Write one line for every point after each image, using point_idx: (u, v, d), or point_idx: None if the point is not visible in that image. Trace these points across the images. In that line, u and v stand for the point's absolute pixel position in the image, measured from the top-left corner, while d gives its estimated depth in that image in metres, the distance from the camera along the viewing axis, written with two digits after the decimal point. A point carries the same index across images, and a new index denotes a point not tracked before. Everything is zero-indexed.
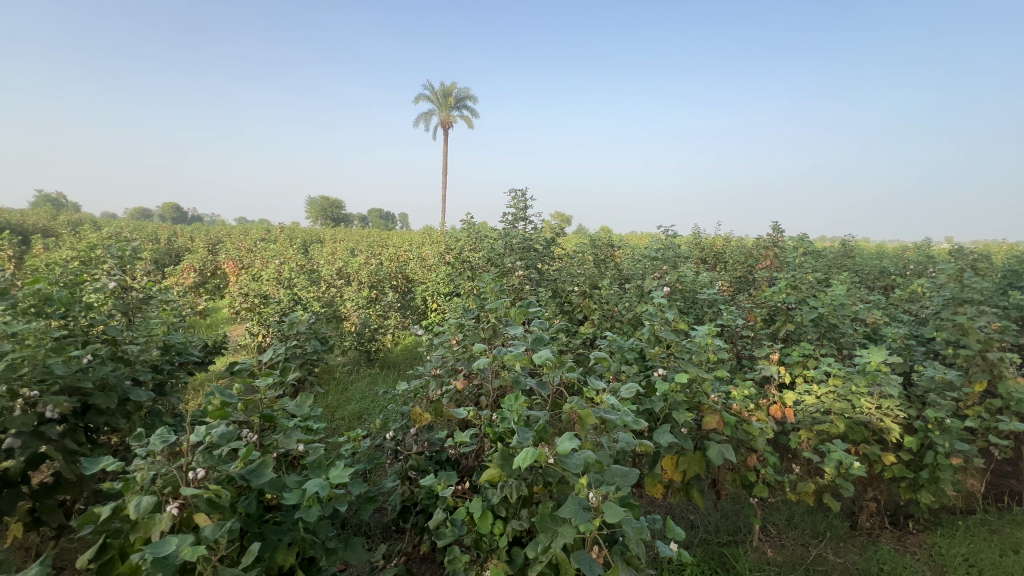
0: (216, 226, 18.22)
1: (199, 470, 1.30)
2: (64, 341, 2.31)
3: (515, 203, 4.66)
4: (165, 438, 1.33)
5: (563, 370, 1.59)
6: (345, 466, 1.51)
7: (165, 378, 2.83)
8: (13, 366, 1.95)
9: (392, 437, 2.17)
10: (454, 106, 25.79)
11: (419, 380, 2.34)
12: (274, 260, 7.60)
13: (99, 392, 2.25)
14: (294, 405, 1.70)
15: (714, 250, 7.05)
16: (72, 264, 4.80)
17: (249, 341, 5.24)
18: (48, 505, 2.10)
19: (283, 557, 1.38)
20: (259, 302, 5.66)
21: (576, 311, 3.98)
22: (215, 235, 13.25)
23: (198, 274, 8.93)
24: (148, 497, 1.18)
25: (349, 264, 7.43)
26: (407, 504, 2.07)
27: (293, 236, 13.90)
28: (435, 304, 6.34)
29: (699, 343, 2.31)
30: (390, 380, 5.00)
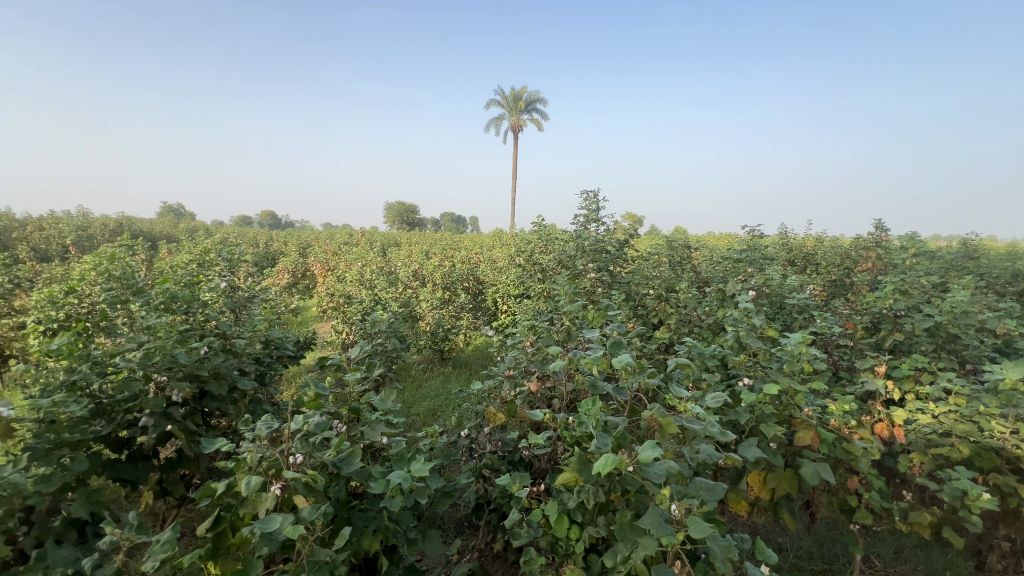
0: (306, 230, 19.85)
1: (299, 455, 1.41)
2: (187, 334, 2.63)
3: (587, 205, 4.60)
4: (270, 424, 1.46)
5: (642, 377, 1.53)
6: (425, 461, 1.57)
7: (266, 369, 3.12)
8: (149, 355, 2.27)
9: (467, 435, 2.23)
10: (524, 109, 26.09)
11: (492, 380, 2.37)
12: (358, 262, 8.14)
13: (212, 380, 2.53)
14: (378, 400, 1.80)
15: (804, 252, 6.49)
16: (191, 266, 5.46)
17: (334, 338, 5.63)
18: (173, 477, 2.38)
19: (369, 542, 1.45)
20: (343, 301, 6.08)
21: (650, 315, 3.86)
22: (305, 239, 14.45)
23: (291, 275, 9.79)
24: (256, 477, 1.30)
25: (424, 266, 7.73)
26: (481, 502, 2.11)
27: (372, 240, 14.76)
28: (505, 305, 6.45)
29: (791, 352, 2.13)
30: (463, 379, 5.14)
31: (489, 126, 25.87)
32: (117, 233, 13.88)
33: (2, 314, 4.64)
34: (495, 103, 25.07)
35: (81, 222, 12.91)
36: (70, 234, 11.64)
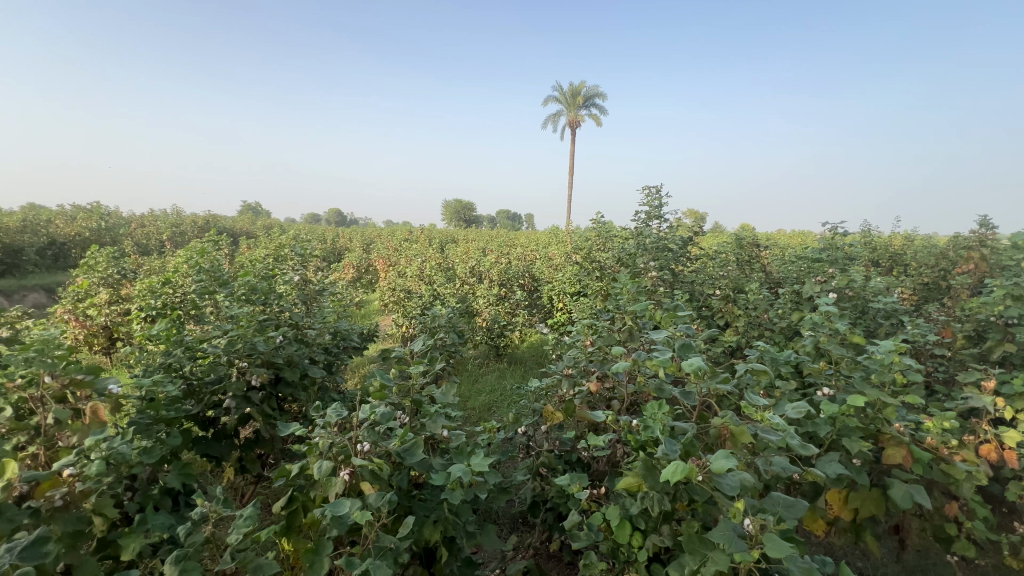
0: (369, 227, 20.77)
1: (366, 443, 1.46)
2: (265, 323, 2.82)
3: (649, 201, 4.45)
4: (340, 412, 1.53)
5: (713, 382, 1.45)
6: (484, 456, 1.58)
7: (334, 359, 3.29)
8: (233, 342, 2.45)
9: (524, 432, 2.23)
10: (583, 105, 25.73)
11: (551, 378, 2.35)
12: (418, 258, 8.40)
13: (287, 367, 2.69)
14: (440, 393, 1.83)
15: (892, 251, 5.92)
16: (267, 260, 5.87)
17: (395, 331, 5.85)
18: (251, 456, 2.57)
19: (429, 533, 1.48)
20: (403, 296, 6.29)
21: (716, 316, 3.67)
22: (368, 235, 15.11)
23: (355, 270, 10.29)
24: (327, 462, 1.36)
25: (481, 263, 7.84)
26: (537, 500, 2.10)
27: (431, 236, 15.17)
28: (561, 303, 6.40)
29: (881, 361, 1.94)
30: (518, 375, 5.16)
31: (547, 122, 25.82)
32: (206, 229, 15.24)
33: (113, 301, 5.23)
34: (553, 99, 24.91)
35: (176, 220, 14.29)
36: (167, 231, 12.93)
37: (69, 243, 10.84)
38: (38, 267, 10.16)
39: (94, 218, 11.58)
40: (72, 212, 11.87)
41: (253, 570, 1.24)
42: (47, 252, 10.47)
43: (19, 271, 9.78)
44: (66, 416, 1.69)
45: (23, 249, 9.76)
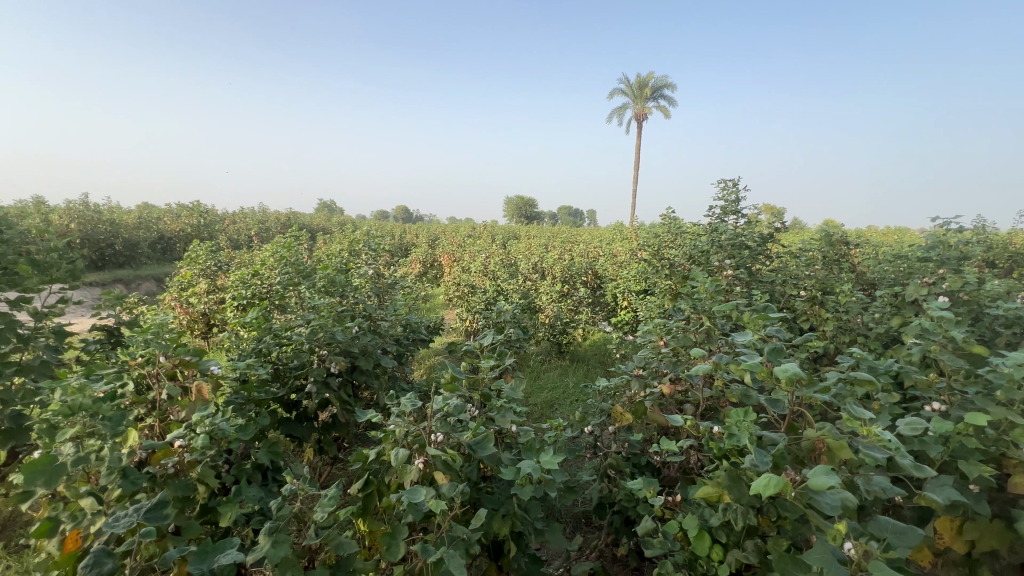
0: (434, 224, 21.44)
1: (439, 434, 1.49)
2: (343, 314, 2.98)
3: (725, 195, 4.20)
4: (414, 402, 1.57)
5: (807, 391, 1.34)
6: (554, 454, 1.56)
7: (404, 350, 3.41)
8: (315, 331, 2.61)
9: (591, 431, 2.19)
10: (650, 97, 24.85)
11: (620, 378, 2.28)
12: (482, 254, 8.54)
13: (362, 357, 2.82)
14: (509, 389, 1.84)
15: (1015, 250, 5.18)
16: (343, 254, 6.21)
17: (460, 325, 5.98)
18: (328, 438, 2.73)
19: (498, 526, 1.49)
20: (468, 291, 6.42)
21: (799, 319, 3.40)
22: (434, 232, 15.56)
23: (422, 265, 10.65)
24: (403, 450, 1.40)
25: (544, 259, 7.81)
26: (604, 502, 2.05)
27: (493, 233, 15.36)
28: (626, 301, 6.24)
29: (1008, 376, 1.70)
30: (581, 374, 5.09)
31: (612, 116, 25.22)
32: (289, 225, 16.44)
33: (210, 291, 5.77)
34: (619, 92, 24.26)
35: (263, 217, 15.52)
36: (255, 227, 14.08)
37: (175, 238, 12.11)
38: (150, 259, 11.45)
39: (195, 215, 12.85)
40: (177, 211, 13.26)
41: (336, 547, 1.31)
42: (157, 246, 11.77)
43: (135, 263, 11.07)
44: (177, 393, 1.88)
45: (138, 244, 11.05)
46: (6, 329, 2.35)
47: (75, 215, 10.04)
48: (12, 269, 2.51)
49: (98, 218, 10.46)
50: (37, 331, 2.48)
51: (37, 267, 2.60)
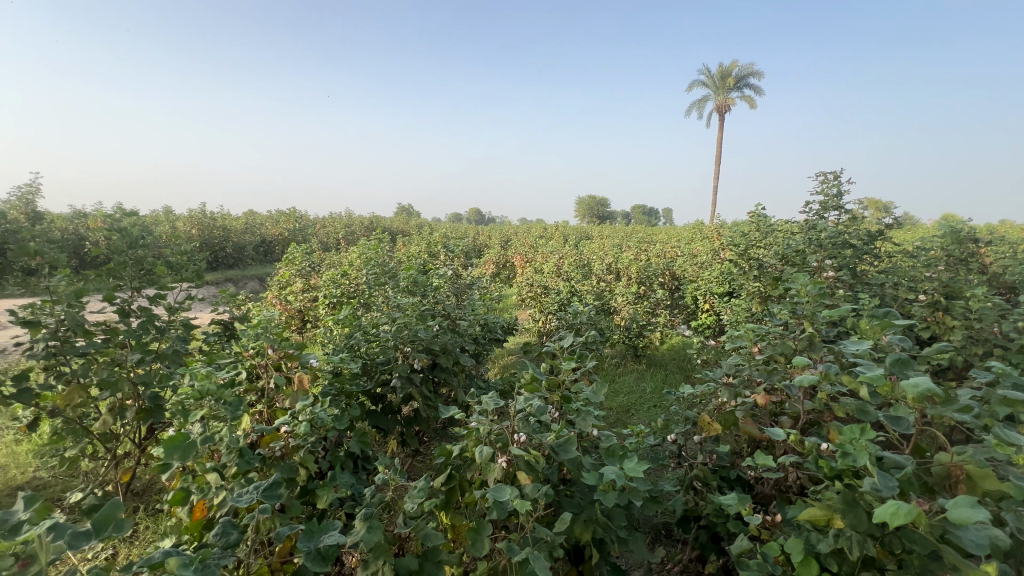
0: (505, 225, 21.75)
1: (522, 434, 1.50)
2: (425, 313, 3.11)
3: (825, 188, 3.84)
4: (497, 401, 1.60)
5: (941, 410, 1.17)
6: (639, 461, 1.51)
7: (482, 349, 3.50)
8: (401, 328, 2.74)
9: (674, 440, 2.09)
10: (734, 87, 23.40)
11: (707, 386, 2.16)
12: (555, 255, 8.52)
13: (442, 354, 2.93)
14: (591, 392, 1.80)
15: None
16: (422, 256, 6.49)
17: (533, 326, 6.00)
18: (411, 431, 2.86)
19: (581, 531, 1.46)
20: (541, 291, 6.43)
21: (917, 327, 3.02)
22: (506, 233, 15.77)
23: (495, 266, 10.84)
24: (488, 448, 1.42)
25: (619, 260, 7.62)
26: (689, 515, 1.94)
27: (565, 233, 15.28)
28: (708, 304, 5.93)
29: None
30: (658, 379, 4.90)
31: (691, 109, 24.07)
32: (372, 229, 17.48)
33: (305, 289, 6.28)
34: (700, 84, 23.05)
35: (349, 221, 16.65)
36: (343, 231, 15.14)
37: (275, 242, 13.36)
38: (254, 261, 12.74)
39: (292, 221, 14.10)
40: (277, 216, 14.60)
41: (424, 538, 1.36)
42: (260, 248, 13.05)
43: (242, 264, 12.37)
44: (282, 382, 2.04)
45: (245, 247, 12.33)
46: (146, 321, 2.73)
47: (196, 222, 11.44)
48: (152, 269, 2.92)
49: (213, 225, 11.82)
50: (171, 322, 2.85)
51: (171, 267, 2.98)
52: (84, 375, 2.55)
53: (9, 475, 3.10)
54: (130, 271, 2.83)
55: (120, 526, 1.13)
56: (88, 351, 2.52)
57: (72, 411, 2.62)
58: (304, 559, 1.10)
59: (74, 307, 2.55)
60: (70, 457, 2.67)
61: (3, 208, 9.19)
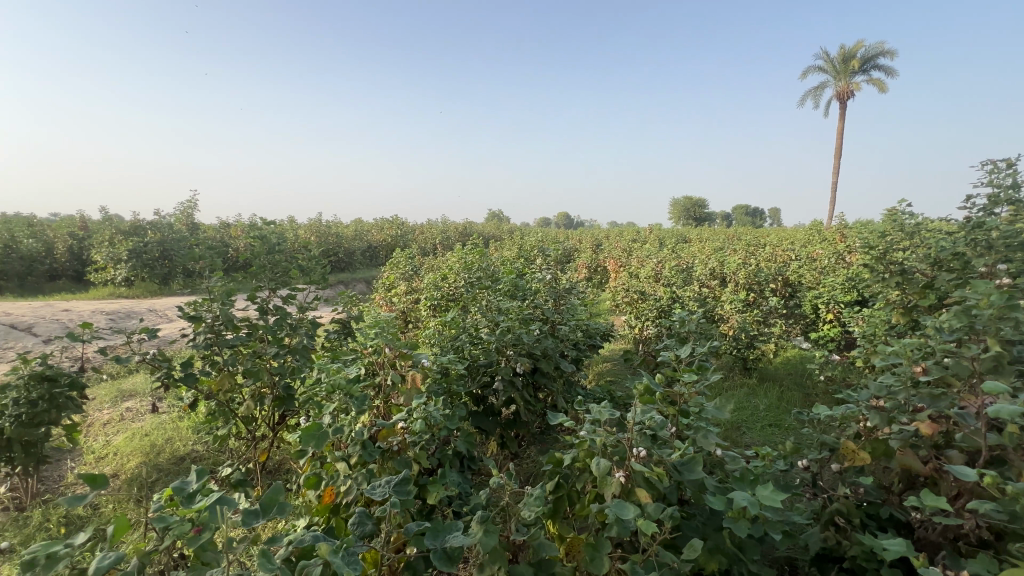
0: (595, 229, 21.40)
1: (642, 449, 1.42)
2: (527, 317, 3.11)
3: (994, 178, 3.22)
4: (611, 411, 1.52)
5: None
6: (775, 490, 1.35)
7: (582, 355, 3.42)
8: (506, 332, 2.77)
9: (806, 466, 1.86)
10: (859, 69, 20.78)
11: (849, 407, 1.88)
12: (652, 259, 8.15)
13: (543, 359, 2.91)
14: (714, 407, 1.65)
15: None
16: (517, 260, 6.58)
17: (629, 333, 5.79)
18: (510, 434, 2.87)
19: (705, 559, 1.35)
20: (638, 297, 6.18)
21: None
22: (598, 237, 15.50)
23: (587, 270, 10.68)
24: (605, 460, 1.36)
25: (723, 265, 7.09)
26: (826, 555, 1.71)
27: (660, 237, 14.61)
28: (833, 313, 5.28)
29: None
30: (771, 395, 4.46)
31: (806, 98, 21.80)
32: (466, 235, 18.17)
33: (409, 291, 6.67)
34: (815, 69, 20.81)
35: (444, 228, 17.45)
36: (439, 237, 15.92)
37: (380, 247, 14.43)
38: (362, 265, 13.85)
39: (395, 228, 15.13)
40: (381, 224, 15.77)
41: (538, 547, 1.33)
42: (367, 253, 14.17)
43: (352, 268, 13.53)
44: (398, 379, 2.14)
45: (354, 252, 13.48)
46: (281, 318, 3.05)
47: (315, 231, 12.75)
48: (286, 271, 3.26)
49: (328, 232, 13.09)
50: (301, 320, 3.17)
51: (302, 271, 3.31)
52: (233, 364, 2.93)
53: (175, 447, 3.66)
54: (269, 273, 3.19)
55: (281, 509, 1.22)
56: (236, 343, 2.88)
57: (223, 395, 3.01)
58: (432, 557, 1.13)
59: (226, 304, 2.93)
60: (221, 435, 3.07)
61: (171, 221, 10.99)
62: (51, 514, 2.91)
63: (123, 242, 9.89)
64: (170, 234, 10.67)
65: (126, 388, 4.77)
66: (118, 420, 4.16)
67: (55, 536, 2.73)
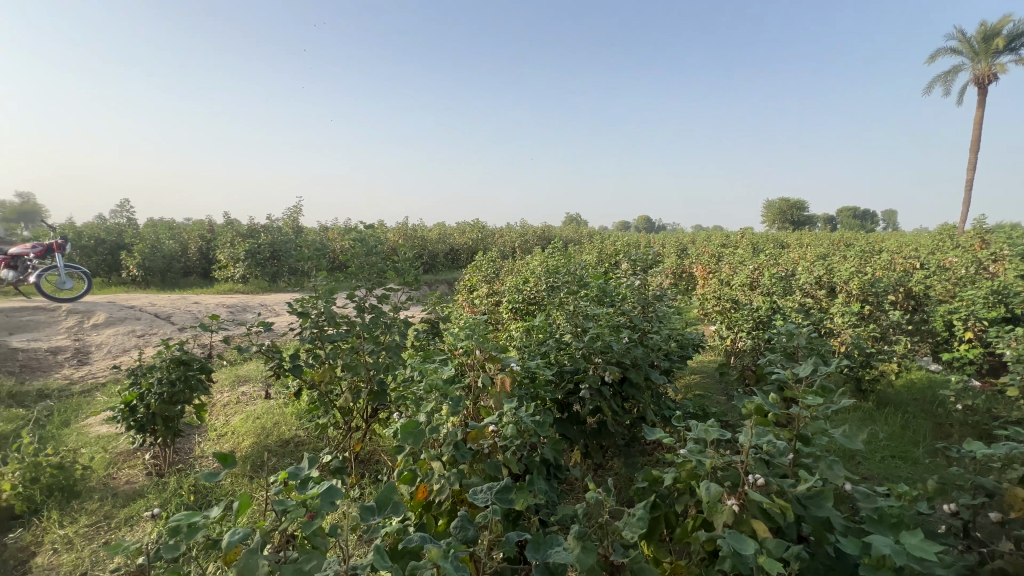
0: (679, 234, 20.41)
1: (758, 476, 1.28)
2: (617, 324, 3.00)
3: None
4: (720, 431, 1.40)
5: None
6: (924, 539, 1.16)
7: (674, 366, 3.23)
8: (595, 339, 2.70)
9: (954, 512, 1.57)
10: (1005, 47, 17.87)
11: (1017, 446, 1.57)
12: (747, 265, 7.56)
13: (633, 369, 2.78)
14: (841, 435, 1.46)
15: None
16: (600, 264, 6.43)
17: (720, 344, 5.41)
18: (595, 444, 2.78)
19: None
20: (731, 306, 5.76)
21: None
22: (682, 241, 14.80)
23: (672, 275, 10.18)
24: (716, 485, 1.24)
25: (832, 273, 6.39)
26: None
27: (754, 242, 13.58)
28: (973, 331, 4.54)
29: None
30: (893, 423, 3.92)
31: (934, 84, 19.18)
32: (545, 239, 18.19)
33: (491, 293, 6.79)
34: (947, 51, 18.20)
35: (523, 231, 17.62)
36: (518, 240, 16.09)
37: (462, 251, 14.88)
38: (445, 266, 14.39)
39: (476, 231, 15.54)
40: (463, 227, 16.28)
41: (638, 572, 1.24)
42: (449, 256, 14.69)
43: (435, 270, 14.11)
44: (488, 381, 2.15)
45: (438, 254, 14.05)
46: (377, 317, 3.21)
47: (403, 234, 13.47)
48: (382, 272, 3.44)
49: (415, 236, 13.76)
50: (394, 319, 3.32)
51: (396, 272, 3.46)
52: (334, 358, 3.14)
53: (282, 430, 4.02)
54: (367, 274, 3.39)
55: (395, 509, 1.28)
56: (337, 339, 3.09)
57: (324, 386, 3.24)
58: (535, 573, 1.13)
59: (329, 302, 3.15)
60: (322, 423, 3.31)
61: (280, 224, 12.17)
62: (183, 483, 3.31)
63: (241, 243, 11.13)
64: (280, 236, 11.82)
65: (242, 373, 5.34)
66: (236, 402, 4.65)
67: (185, 502, 3.10)
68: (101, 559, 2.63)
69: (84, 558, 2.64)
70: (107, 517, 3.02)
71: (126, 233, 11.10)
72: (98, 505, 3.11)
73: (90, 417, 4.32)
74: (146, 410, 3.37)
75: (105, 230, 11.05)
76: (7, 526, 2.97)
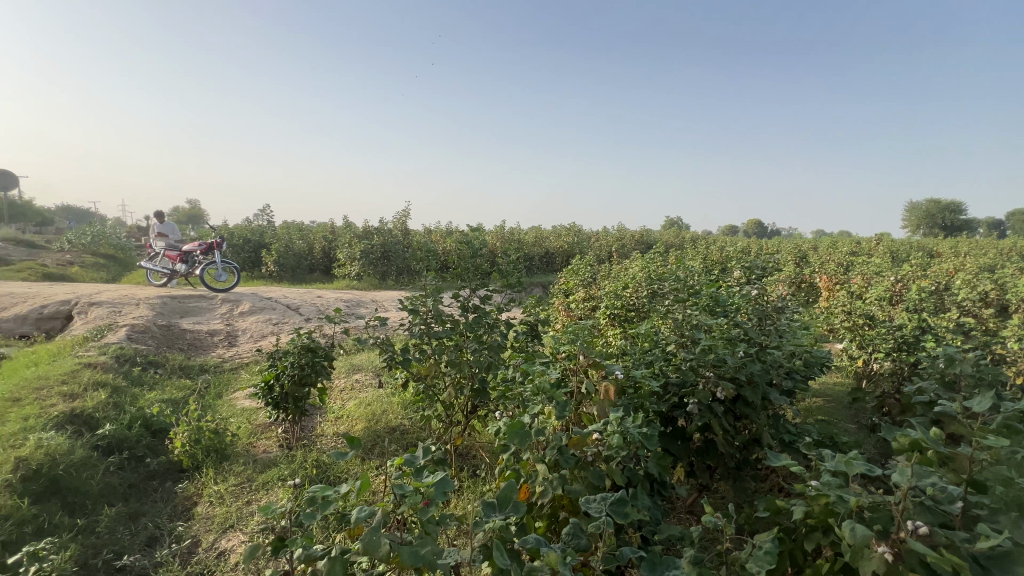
0: (796, 239, 18.48)
1: (918, 524, 1.09)
2: (731, 337, 2.78)
3: None
4: (867, 466, 1.21)
5: None
6: None
7: (796, 387, 2.91)
8: (705, 351, 2.53)
9: None
10: None
11: None
12: (887, 276, 6.58)
13: (748, 386, 2.55)
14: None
15: None
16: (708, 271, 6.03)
17: (850, 365, 4.77)
18: (701, 463, 2.61)
19: None
20: (865, 321, 5.07)
21: None
22: (803, 248, 13.38)
23: (790, 285, 9.23)
24: (863, 527, 1.08)
25: (1004, 287, 5.32)
26: None
27: (891, 249, 11.85)
28: None
29: None
30: None
31: None
32: (644, 243, 17.56)
33: (588, 298, 6.70)
34: None
35: (620, 235, 17.17)
36: (615, 244, 15.72)
37: (557, 254, 14.92)
38: (540, 269, 14.52)
39: (572, 234, 15.48)
40: (559, 230, 16.30)
41: None
42: (544, 259, 14.82)
43: (530, 272, 14.32)
44: (592, 388, 2.11)
45: (534, 257, 14.24)
46: (480, 317, 3.32)
47: (500, 237, 13.86)
48: (486, 274, 3.56)
49: (512, 239, 14.08)
50: (496, 320, 3.40)
51: (499, 274, 3.55)
52: (440, 354, 3.31)
53: (390, 417, 4.34)
54: (471, 275, 3.52)
55: (514, 508, 1.32)
56: (443, 336, 3.26)
57: (430, 379, 3.43)
58: None
59: (437, 301, 3.32)
60: (427, 415, 3.51)
61: (391, 227, 13.18)
62: (308, 457, 3.71)
63: (358, 244, 12.24)
64: (390, 238, 12.81)
65: (357, 363, 5.85)
66: (351, 389, 5.11)
67: (310, 475, 3.47)
68: (245, 515, 3.04)
69: (232, 513, 3.08)
70: (250, 479, 3.48)
71: (267, 234, 12.80)
72: (242, 468, 3.61)
73: (238, 391, 5.03)
74: (281, 389, 3.83)
75: (251, 231, 12.85)
76: (178, 476, 3.63)
